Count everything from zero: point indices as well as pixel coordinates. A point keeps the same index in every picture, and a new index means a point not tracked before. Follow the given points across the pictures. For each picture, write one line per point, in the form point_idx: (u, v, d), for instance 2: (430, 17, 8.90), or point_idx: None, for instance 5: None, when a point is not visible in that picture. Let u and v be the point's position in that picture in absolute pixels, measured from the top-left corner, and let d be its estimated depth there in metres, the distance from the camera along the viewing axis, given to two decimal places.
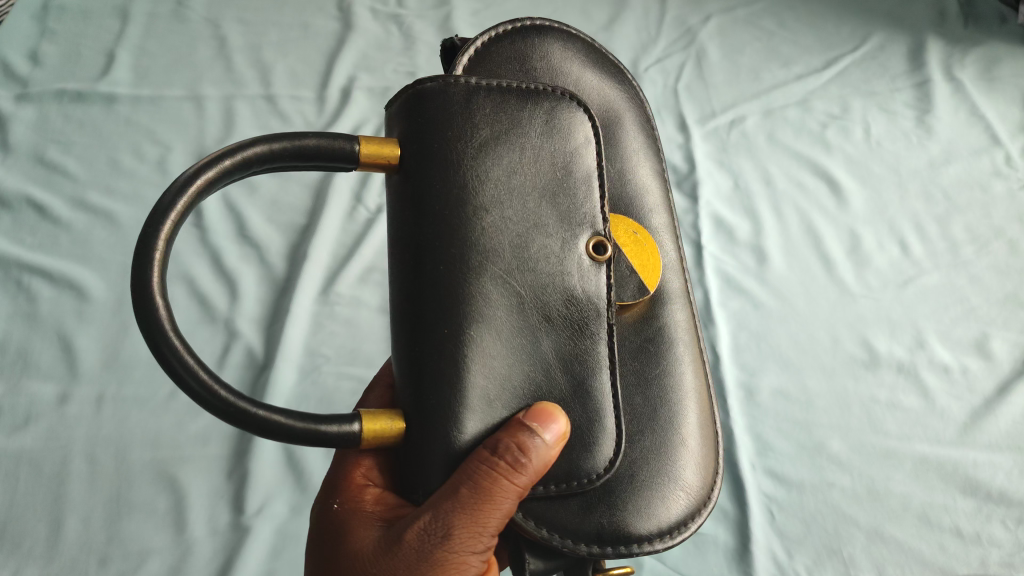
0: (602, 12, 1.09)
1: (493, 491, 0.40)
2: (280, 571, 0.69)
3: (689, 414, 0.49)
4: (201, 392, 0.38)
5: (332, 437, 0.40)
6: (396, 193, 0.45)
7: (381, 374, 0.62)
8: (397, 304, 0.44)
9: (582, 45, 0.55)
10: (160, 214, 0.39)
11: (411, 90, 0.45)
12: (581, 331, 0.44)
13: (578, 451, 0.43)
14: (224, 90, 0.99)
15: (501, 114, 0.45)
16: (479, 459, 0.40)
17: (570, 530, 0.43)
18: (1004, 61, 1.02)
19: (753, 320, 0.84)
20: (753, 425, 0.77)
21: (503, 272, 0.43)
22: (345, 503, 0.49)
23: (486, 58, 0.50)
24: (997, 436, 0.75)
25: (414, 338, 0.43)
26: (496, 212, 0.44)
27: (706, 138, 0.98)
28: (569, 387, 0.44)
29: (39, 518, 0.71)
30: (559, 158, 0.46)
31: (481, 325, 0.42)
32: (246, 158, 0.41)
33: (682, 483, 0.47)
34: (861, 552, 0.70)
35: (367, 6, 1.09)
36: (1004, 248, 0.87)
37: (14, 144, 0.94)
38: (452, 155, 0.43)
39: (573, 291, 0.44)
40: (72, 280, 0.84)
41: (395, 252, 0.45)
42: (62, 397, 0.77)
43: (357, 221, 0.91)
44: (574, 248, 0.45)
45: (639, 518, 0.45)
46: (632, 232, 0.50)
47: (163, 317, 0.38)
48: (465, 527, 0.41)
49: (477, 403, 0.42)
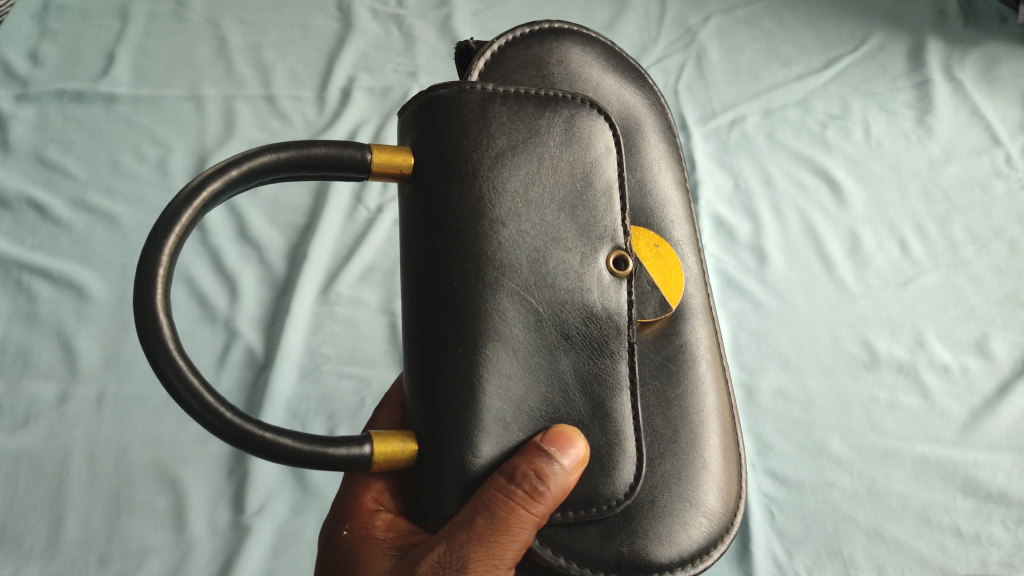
0: (602, 12, 1.09)
1: (510, 520, 0.40)
2: (281, 571, 0.69)
3: (711, 436, 0.49)
4: (204, 413, 0.38)
5: (342, 460, 0.40)
6: (410, 204, 0.45)
7: (391, 391, 0.62)
8: (411, 321, 0.44)
9: (601, 49, 0.55)
10: (164, 227, 0.39)
11: (425, 97, 0.45)
12: (601, 349, 0.44)
13: (598, 475, 0.43)
14: (224, 90, 0.99)
15: (518, 123, 0.45)
16: (496, 486, 0.40)
17: (589, 558, 0.44)
18: (1003, 61, 1.02)
19: (752, 320, 0.84)
20: (752, 425, 0.78)
21: (520, 288, 0.43)
22: (356, 529, 0.49)
23: (502, 63, 0.50)
24: (997, 436, 0.75)
25: (429, 355, 0.43)
26: (513, 225, 0.43)
27: (706, 138, 0.98)
28: (588, 408, 0.43)
29: (38, 518, 0.71)
30: (578, 168, 0.45)
31: (497, 343, 0.42)
32: (252, 169, 0.41)
33: (704, 508, 0.47)
34: (860, 552, 0.70)
35: (367, 6, 1.09)
36: (1004, 248, 0.87)
37: (15, 144, 0.94)
38: (468, 166, 0.43)
39: (592, 307, 0.44)
40: (71, 280, 0.84)
41: (410, 267, 0.45)
42: (63, 397, 0.77)
43: (357, 221, 0.91)
44: (594, 262, 0.44)
45: (660, 546, 0.45)
46: (653, 245, 0.50)
47: (166, 335, 0.38)
48: (481, 559, 0.42)
49: (493, 425, 0.42)
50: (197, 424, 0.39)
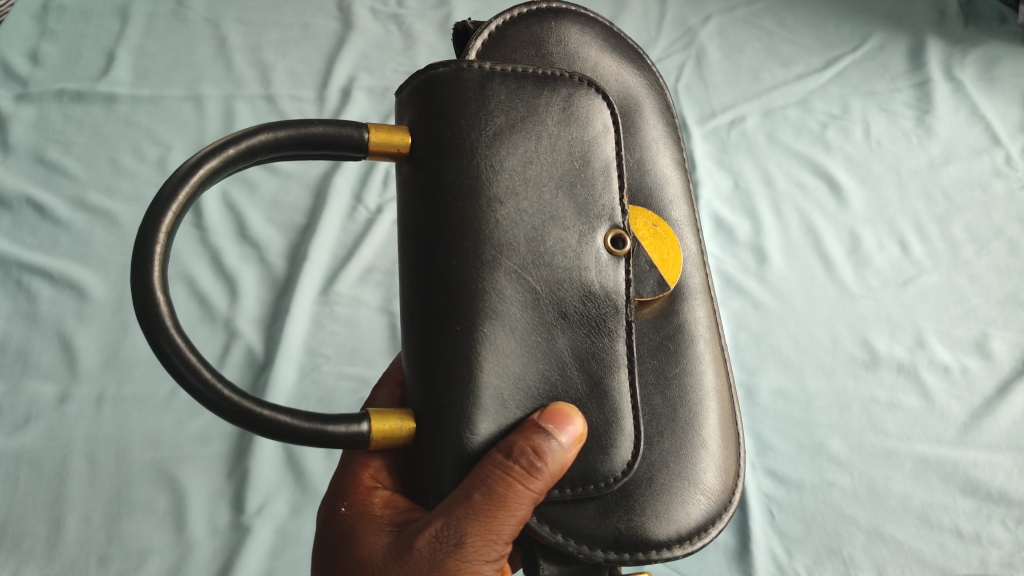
0: (602, 12, 1.09)
1: (508, 496, 0.40)
2: (280, 571, 0.69)
3: (710, 415, 0.49)
4: (204, 390, 0.38)
5: (340, 437, 0.40)
6: (408, 183, 0.45)
7: (390, 370, 0.62)
8: (409, 300, 0.44)
9: (600, 29, 0.55)
10: (162, 205, 0.39)
11: (423, 76, 0.45)
12: (599, 328, 0.44)
13: (595, 453, 0.43)
14: (224, 90, 0.99)
15: (516, 101, 0.44)
16: (493, 463, 0.40)
17: (586, 536, 0.44)
18: (1003, 61, 1.02)
19: (752, 320, 0.84)
20: (752, 425, 0.78)
21: (518, 266, 0.43)
22: (353, 506, 0.49)
23: (501, 42, 0.50)
24: (997, 436, 0.75)
25: (426, 334, 0.42)
26: (511, 203, 0.43)
27: (706, 138, 0.98)
28: (586, 387, 0.43)
29: (38, 519, 0.71)
30: (576, 146, 0.45)
31: (494, 321, 0.42)
32: (251, 147, 0.41)
33: (702, 486, 0.47)
34: (861, 552, 0.70)
35: (366, 6, 1.09)
36: (1004, 248, 0.87)
37: (15, 143, 0.93)
38: (466, 144, 0.43)
39: (590, 286, 0.44)
40: (71, 280, 0.84)
41: (408, 247, 0.45)
42: (62, 397, 0.77)
43: (357, 221, 0.90)
44: (592, 241, 0.44)
45: (657, 524, 0.45)
46: (651, 225, 0.50)
47: (164, 313, 0.38)
48: (478, 534, 0.42)
49: (490, 403, 0.42)
50: (197, 402, 0.39)
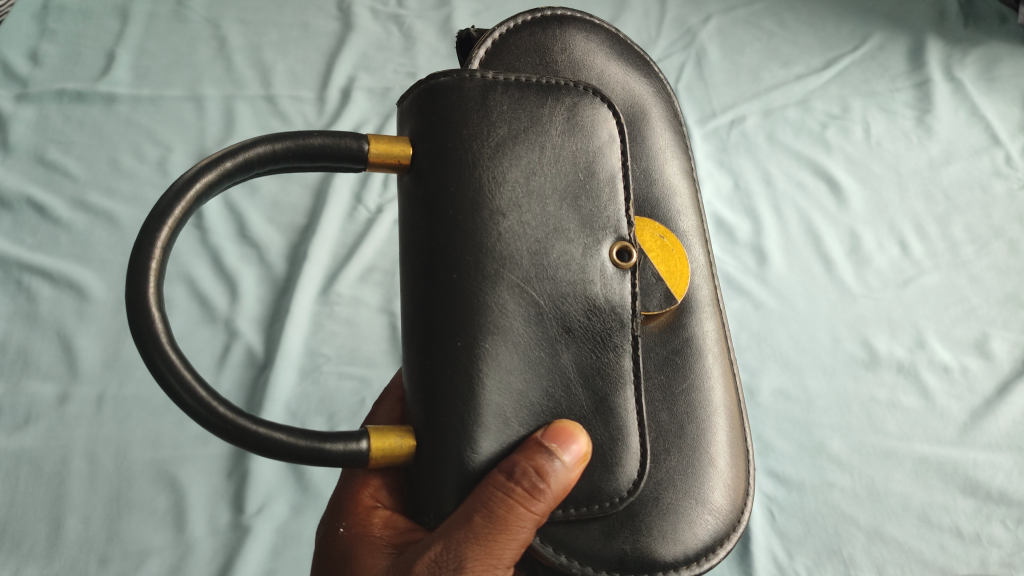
0: (602, 12, 1.09)
1: (510, 518, 0.40)
2: (280, 571, 0.69)
3: (719, 431, 0.49)
4: (199, 409, 0.38)
5: (338, 456, 0.40)
6: (409, 195, 0.45)
7: (391, 384, 0.62)
8: (410, 314, 0.44)
9: (606, 35, 0.55)
10: (157, 220, 0.39)
11: (425, 85, 0.45)
12: (604, 343, 0.44)
13: (601, 472, 0.43)
14: (224, 90, 0.99)
15: (520, 112, 0.45)
16: (494, 484, 0.40)
17: (591, 557, 0.44)
18: (1002, 61, 1.02)
19: (753, 320, 0.84)
20: (752, 425, 0.77)
21: (521, 280, 0.43)
22: (353, 527, 0.49)
23: (505, 49, 0.50)
24: (996, 436, 0.75)
25: (428, 349, 0.43)
26: (514, 215, 0.43)
27: (706, 138, 0.98)
28: (591, 403, 0.43)
29: (38, 519, 0.71)
30: (581, 157, 0.45)
31: (497, 337, 0.42)
32: (247, 160, 0.41)
33: (710, 505, 0.47)
34: (860, 552, 0.70)
35: (367, 6, 1.09)
36: (1004, 248, 0.87)
37: (15, 144, 0.93)
38: (468, 155, 0.43)
39: (594, 299, 0.44)
40: (72, 280, 0.84)
41: (409, 260, 0.45)
42: (62, 397, 0.77)
43: (357, 221, 0.90)
44: (597, 253, 0.44)
45: (664, 544, 0.45)
46: (658, 235, 0.50)
47: (159, 330, 0.38)
48: (478, 559, 0.41)
49: (493, 420, 0.42)
50: (190, 418, 0.39)
